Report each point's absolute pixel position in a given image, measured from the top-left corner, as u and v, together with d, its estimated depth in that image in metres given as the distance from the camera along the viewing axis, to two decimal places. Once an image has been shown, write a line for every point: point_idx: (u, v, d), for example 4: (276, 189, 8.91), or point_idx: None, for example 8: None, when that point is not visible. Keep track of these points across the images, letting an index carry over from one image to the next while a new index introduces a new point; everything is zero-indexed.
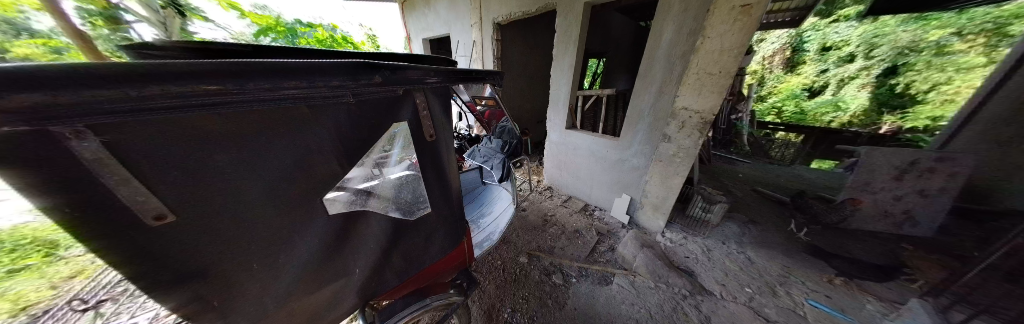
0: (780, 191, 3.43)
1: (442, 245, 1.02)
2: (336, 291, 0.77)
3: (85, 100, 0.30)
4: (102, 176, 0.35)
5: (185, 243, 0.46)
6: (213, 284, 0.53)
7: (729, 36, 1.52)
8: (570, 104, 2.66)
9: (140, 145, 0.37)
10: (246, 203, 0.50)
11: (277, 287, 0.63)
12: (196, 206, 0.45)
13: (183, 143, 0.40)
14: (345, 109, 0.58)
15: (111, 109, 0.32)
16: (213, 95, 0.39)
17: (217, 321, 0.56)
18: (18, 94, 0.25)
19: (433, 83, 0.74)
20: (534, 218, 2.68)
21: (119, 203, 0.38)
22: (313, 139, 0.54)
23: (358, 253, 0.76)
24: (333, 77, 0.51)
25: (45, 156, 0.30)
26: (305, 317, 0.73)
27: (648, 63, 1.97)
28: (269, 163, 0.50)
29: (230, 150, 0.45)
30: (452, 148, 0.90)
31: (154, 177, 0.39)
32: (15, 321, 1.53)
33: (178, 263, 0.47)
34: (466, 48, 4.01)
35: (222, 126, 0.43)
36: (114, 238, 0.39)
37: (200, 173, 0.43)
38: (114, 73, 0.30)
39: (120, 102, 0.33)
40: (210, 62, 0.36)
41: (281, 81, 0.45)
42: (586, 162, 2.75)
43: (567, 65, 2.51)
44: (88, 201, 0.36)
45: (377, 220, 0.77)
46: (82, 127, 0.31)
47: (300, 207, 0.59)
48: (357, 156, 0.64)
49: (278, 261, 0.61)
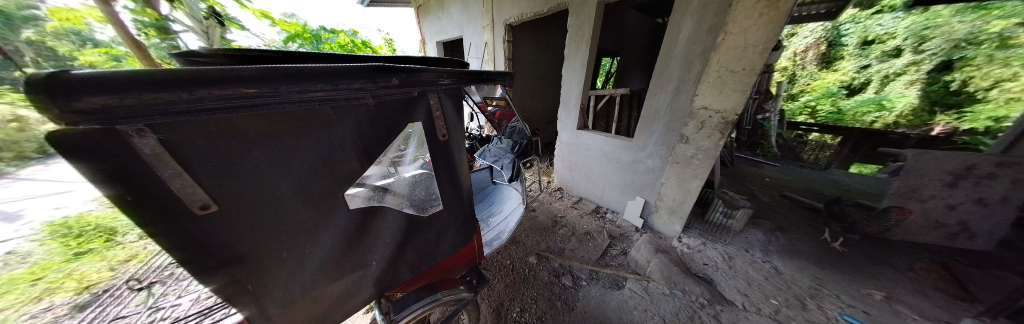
0: (811, 197, 3.17)
1: (453, 241, 1.05)
2: (354, 281, 0.80)
3: (144, 102, 0.34)
4: (158, 169, 0.39)
5: (222, 232, 0.50)
6: (249, 271, 0.58)
7: (754, 32, 1.43)
8: (582, 104, 2.62)
9: (188, 141, 0.41)
10: (276, 196, 0.54)
11: (303, 274, 0.67)
12: (232, 198, 0.49)
13: (226, 139, 0.44)
14: (365, 109, 0.61)
15: (164, 110, 0.36)
16: (253, 96, 0.42)
17: (251, 302, 0.61)
18: (84, 96, 0.29)
19: (446, 85, 0.75)
20: (544, 219, 2.66)
21: (172, 194, 0.42)
22: (336, 136, 0.58)
23: (375, 246, 0.80)
24: (354, 79, 0.54)
25: (110, 149, 0.34)
26: (326, 304, 0.77)
27: (664, 62, 1.90)
28: (297, 159, 0.54)
29: (261, 147, 0.48)
30: (464, 149, 0.92)
31: (198, 169, 0.43)
32: (82, 298, 1.74)
33: (216, 250, 0.51)
34: (478, 49, 4.07)
35: (257, 125, 0.47)
36: (166, 225, 0.43)
37: (238, 168, 0.47)
38: (171, 78, 0.34)
39: (172, 105, 0.36)
40: (247, 67, 0.39)
41: (309, 85, 0.48)
42: (598, 163, 2.68)
43: (579, 65, 2.47)
44: (146, 191, 0.40)
45: (394, 216, 0.81)
46: (142, 125, 0.35)
47: (325, 201, 0.63)
48: (375, 154, 0.67)
49: (304, 253, 0.65)
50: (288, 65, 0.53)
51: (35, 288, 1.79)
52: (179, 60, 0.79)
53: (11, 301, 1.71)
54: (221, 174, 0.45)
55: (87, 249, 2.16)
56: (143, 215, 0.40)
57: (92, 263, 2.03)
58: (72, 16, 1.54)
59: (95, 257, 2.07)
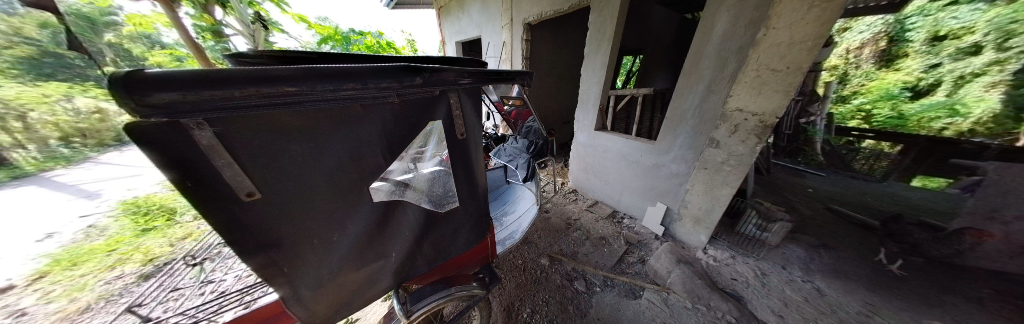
0: (862, 212, 2.81)
1: (468, 238, 1.07)
2: (375, 271, 0.85)
3: (202, 99, 0.37)
4: (213, 159, 0.43)
5: (263, 217, 0.55)
6: (285, 255, 0.63)
7: (801, 26, 1.28)
8: (601, 104, 2.54)
9: (237, 134, 0.45)
10: (310, 186, 0.59)
11: (331, 260, 0.72)
12: (272, 187, 0.53)
13: (270, 133, 0.48)
14: (390, 107, 0.64)
15: (219, 106, 0.40)
16: (294, 94, 0.46)
17: (286, 283, 0.66)
18: (155, 93, 0.33)
19: (466, 84, 0.76)
20: (557, 221, 2.63)
21: (224, 182, 0.47)
22: (363, 132, 0.61)
23: (395, 238, 0.84)
24: (381, 79, 0.56)
25: (175, 140, 0.39)
26: (350, 290, 0.82)
27: (694, 60, 1.78)
28: (329, 154, 0.58)
29: (298, 141, 0.52)
30: (481, 147, 0.93)
31: (246, 160, 0.47)
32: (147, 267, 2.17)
33: (259, 234, 0.56)
34: (496, 49, 4.10)
35: (296, 121, 0.51)
36: (218, 209, 0.48)
37: (279, 160, 0.51)
38: (226, 78, 0.38)
39: (225, 101, 0.40)
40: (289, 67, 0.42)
41: (341, 84, 0.51)
42: (616, 166, 2.59)
43: (600, 64, 2.40)
44: (203, 179, 0.44)
45: (413, 210, 0.84)
46: (200, 119, 0.40)
47: (352, 193, 0.67)
48: (398, 151, 0.70)
49: (333, 241, 0.70)
50: (327, 66, 0.57)
51: (110, 257, 2.29)
52: (232, 60, 0.88)
53: (94, 266, 2.21)
54: (264, 165, 0.50)
55: (153, 227, 2.73)
56: (201, 200, 0.45)
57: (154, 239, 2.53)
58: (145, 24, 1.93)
59: (158, 234, 2.61)
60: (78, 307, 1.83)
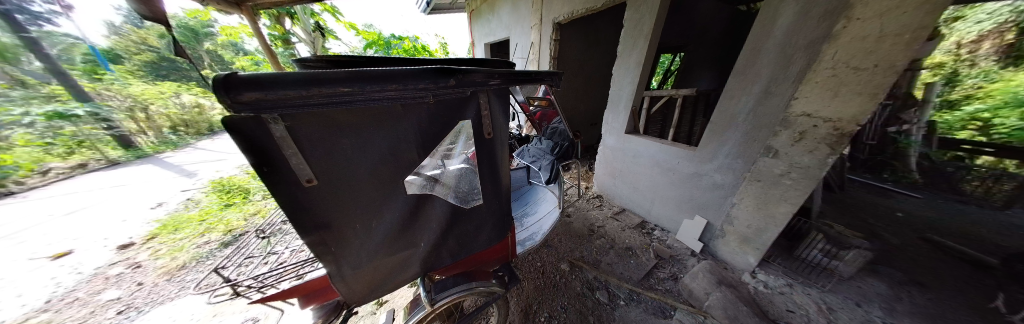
0: (980, 246, 2.20)
1: (490, 235, 1.09)
2: (405, 258, 0.91)
3: (279, 98, 0.44)
4: (284, 149, 0.50)
5: (319, 201, 0.63)
6: (332, 236, 0.71)
7: (897, 12, 1.02)
8: (633, 106, 2.39)
9: (303, 128, 0.52)
10: (356, 176, 0.65)
11: (370, 245, 0.80)
12: (327, 175, 0.60)
13: (327, 127, 0.55)
14: (426, 107, 0.68)
15: (291, 105, 0.46)
16: (347, 94, 0.51)
17: (332, 261, 0.75)
18: (244, 92, 0.39)
19: (495, 85, 0.77)
20: (579, 226, 2.54)
21: (290, 169, 0.54)
22: (402, 129, 0.66)
23: (424, 229, 0.89)
24: (420, 81, 0.59)
25: (258, 130, 0.46)
26: (383, 274, 0.89)
27: (750, 57, 1.57)
28: (373, 148, 0.64)
29: (349, 136, 0.59)
30: (507, 147, 0.94)
31: (308, 151, 0.54)
32: (227, 236, 2.68)
33: (315, 215, 0.64)
34: (524, 50, 4.13)
35: (349, 118, 0.57)
36: (285, 192, 0.56)
37: (334, 151, 0.58)
38: (296, 79, 0.43)
39: (294, 100, 0.46)
40: (344, 70, 0.47)
41: (387, 85, 0.55)
42: (648, 172, 2.42)
43: (634, 63, 2.26)
44: (276, 165, 0.52)
45: (441, 204, 0.88)
46: (276, 115, 0.46)
47: (391, 184, 0.73)
48: (432, 147, 0.74)
49: (370, 228, 0.76)
50: (376, 69, 0.63)
51: (202, 226, 2.85)
52: (298, 64, 1.01)
53: (189, 232, 2.78)
54: (322, 156, 0.57)
55: (232, 203, 3.32)
56: (273, 183, 0.53)
57: (233, 213, 3.08)
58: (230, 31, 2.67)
59: (235, 209, 3.17)
60: (176, 265, 2.33)
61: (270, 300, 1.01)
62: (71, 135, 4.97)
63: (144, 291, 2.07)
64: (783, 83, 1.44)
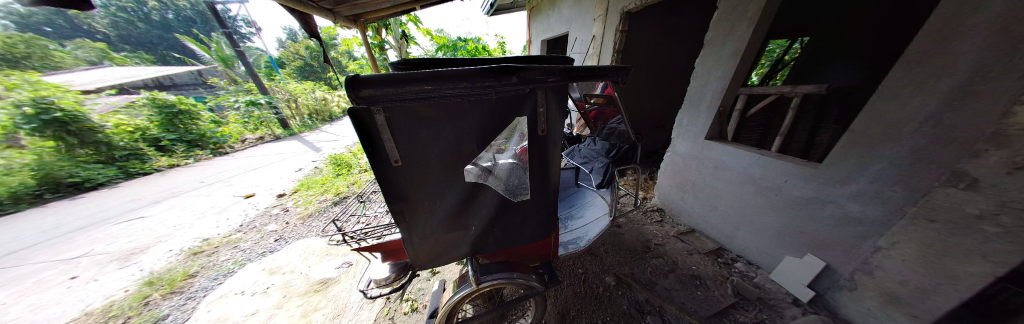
0: None
1: (534, 231, 1.11)
2: (458, 238, 1.02)
3: (382, 93, 0.55)
4: (382, 133, 0.64)
5: (400, 178, 0.76)
6: (406, 209, 0.85)
7: None
8: (720, 106, 1.94)
9: (395, 117, 0.64)
10: (427, 161, 0.76)
11: (431, 221, 0.93)
12: (408, 158, 0.73)
13: (411, 118, 0.66)
14: (488, 103, 0.72)
15: (389, 99, 0.58)
16: (427, 91, 0.61)
17: (404, 229, 0.91)
18: (362, 88, 0.52)
19: (553, 82, 0.75)
20: (631, 240, 2.28)
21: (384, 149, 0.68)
22: (467, 122, 0.73)
23: (475, 215, 0.98)
24: (485, 79, 0.64)
25: (367, 116, 0.60)
26: (440, 248, 1.03)
27: (926, 40, 1.03)
28: (442, 138, 0.73)
29: (425, 126, 0.69)
30: (560, 145, 0.92)
31: (397, 136, 0.67)
32: (335, 197, 3.61)
33: (396, 189, 0.79)
34: (583, 44, 3.93)
35: (427, 111, 0.67)
36: (378, 167, 0.71)
37: (414, 138, 0.70)
38: (392, 79, 0.54)
39: (390, 95, 0.57)
40: (425, 69, 0.55)
41: (457, 82, 0.62)
42: (735, 190, 1.95)
43: (727, 53, 1.83)
44: (376, 146, 0.67)
45: (492, 194, 0.94)
46: (378, 107, 0.59)
47: (453, 171, 0.82)
48: (489, 141, 0.80)
49: (434, 207, 0.89)
50: (450, 69, 0.71)
51: (323, 187, 3.93)
52: (391, 67, 1.24)
53: (315, 191, 3.86)
54: (406, 140, 0.69)
55: (340, 173, 4.42)
56: (372, 160, 0.68)
57: (340, 181, 4.10)
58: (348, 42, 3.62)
59: (342, 178, 4.21)
60: (307, 213, 3.28)
61: (363, 251, 1.31)
62: (257, 117, 7.71)
63: (289, 229, 2.99)
64: (992, 77, 0.85)
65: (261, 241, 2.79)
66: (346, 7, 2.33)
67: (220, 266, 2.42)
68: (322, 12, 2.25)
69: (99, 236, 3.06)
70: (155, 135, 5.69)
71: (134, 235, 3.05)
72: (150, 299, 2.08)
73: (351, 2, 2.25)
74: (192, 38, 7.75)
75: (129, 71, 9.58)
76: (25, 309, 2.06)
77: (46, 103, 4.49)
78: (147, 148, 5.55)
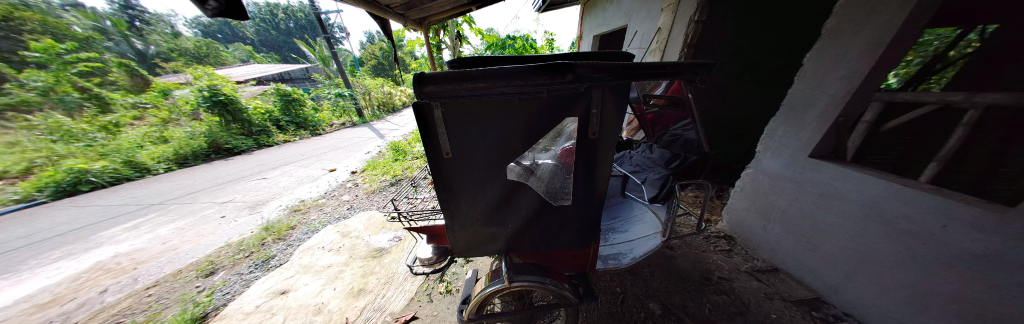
0: None
1: (571, 238, 1.07)
2: (494, 233, 1.05)
3: (441, 89, 0.60)
4: (438, 126, 0.70)
5: (448, 170, 0.82)
6: (452, 199, 0.91)
7: None
8: (836, 115, 1.48)
9: (450, 111, 0.68)
10: (474, 155, 0.79)
11: (472, 213, 0.97)
12: (457, 152, 0.77)
13: (464, 112, 0.69)
14: (538, 102, 0.70)
15: (446, 94, 0.62)
16: (480, 89, 0.62)
17: (448, 217, 0.98)
18: (425, 84, 0.56)
19: (612, 80, 0.68)
20: (685, 267, 1.99)
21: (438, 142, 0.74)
22: (515, 121, 0.73)
23: (513, 213, 0.98)
24: (538, 77, 0.62)
25: (426, 110, 0.66)
26: (476, 240, 1.08)
27: None
28: (490, 135, 0.75)
29: (476, 122, 0.72)
30: (612, 152, 0.83)
31: (450, 130, 0.72)
32: (393, 179, 4.18)
33: (445, 179, 0.85)
34: (645, 39, 3.53)
35: (478, 108, 0.69)
36: (431, 158, 0.77)
37: (465, 133, 0.74)
38: (449, 76, 0.57)
39: (448, 91, 0.61)
40: (480, 66, 0.57)
41: (510, 81, 0.62)
42: (845, 227, 1.47)
43: (853, 46, 1.40)
44: (431, 138, 0.73)
45: (531, 195, 0.94)
46: (438, 102, 0.65)
47: (497, 169, 0.84)
48: (535, 140, 0.78)
49: (475, 201, 0.92)
50: (501, 66, 0.71)
51: (385, 169, 4.59)
52: (446, 66, 1.35)
53: (378, 171, 4.54)
54: (457, 135, 0.73)
55: (398, 159, 5.09)
56: (428, 151, 0.75)
57: (398, 165, 4.71)
58: (413, 43, 4.10)
59: (399, 163, 4.84)
60: (372, 189, 3.91)
61: (415, 231, 1.46)
62: (342, 106, 9.44)
63: (357, 201, 3.58)
64: None
65: (337, 208, 3.42)
66: (416, 11, 2.63)
67: (311, 223, 3.09)
68: (398, 18, 2.61)
69: (240, 189, 4.26)
70: (277, 117, 7.54)
71: (259, 190, 4.15)
72: (265, 240, 2.79)
73: (420, 7, 2.54)
74: (304, 42, 9.93)
75: (267, 68, 12.95)
76: (196, 233, 3.00)
77: (216, 89, 6.50)
78: (272, 126, 7.42)
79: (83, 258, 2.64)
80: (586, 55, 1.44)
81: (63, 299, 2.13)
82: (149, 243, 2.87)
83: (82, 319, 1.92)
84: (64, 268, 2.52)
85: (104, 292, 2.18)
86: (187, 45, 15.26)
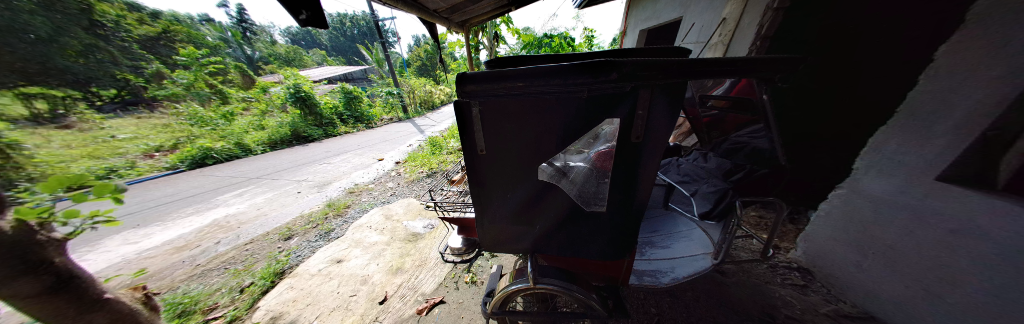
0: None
1: (603, 247, 1.01)
2: (522, 232, 1.05)
3: (480, 88, 0.62)
4: (475, 124, 0.73)
5: (481, 166, 0.85)
6: (484, 195, 0.94)
7: None
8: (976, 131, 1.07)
9: (488, 110, 0.71)
10: (507, 153, 0.80)
11: (501, 210, 0.99)
12: (491, 149, 0.79)
13: (501, 112, 0.71)
14: (578, 102, 0.67)
15: (485, 92, 0.64)
16: (519, 88, 0.63)
17: (479, 211, 1.02)
18: (466, 84, 0.60)
19: (663, 79, 0.61)
20: (741, 298, 1.73)
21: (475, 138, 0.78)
22: (551, 120, 0.71)
23: (542, 214, 0.97)
24: (580, 76, 0.58)
25: (465, 108, 0.70)
26: (503, 237, 1.09)
27: None
28: (526, 134, 0.75)
29: (511, 121, 0.72)
30: (658, 158, 0.75)
31: (486, 127, 0.74)
32: (429, 171, 4.52)
33: (478, 175, 0.88)
34: (707, 31, 3.10)
35: (515, 107, 0.69)
36: (468, 153, 0.81)
37: (500, 131, 0.75)
38: (489, 76, 0.59)
39: (487, 89, 0.63)
40: (518, 64, 0.57)
41: (549, 80, 0.60)
42: (989, 278, 1.08)
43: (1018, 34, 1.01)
44: (468, 135, 0.76)
45: (563, 198, 0.92)
46: (477, 100, 0.68)
47: (530, 169, 0.83)
48: (570, 142, 0.76)
49: (504, 198, 0.94)
50: (541, 65, 0.70)
51: (423, 161, 5.00)
52: (483, 66, 1.39)
53: (418, 163, 4.96)
54: (492, 132, 0.75)
55: (435, 152, 5.49)
56: (465, 146, 0.79)
57: (435, 158, 5.08)
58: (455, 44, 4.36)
59: (436, 156, 5.21)
60: (411, 178, 4.30)
61: (448, 220, 1.55)
62: (392, 103, 10.56)
63: (398, 189, 3.98)
64: None
65: (382, 193, 3.86)
66: (460, 14, 2.79)
67: (362, 205, 3.55)
68: (444, 22, 2.80)
69: (312, 170, 5.12)
70: (341, 111, 8.82)
71: (325, 173, 4.93)
72: (328, 215, 3.31)
73: (464, 10, 2.68)
74: (365, 46, 11.39)
75: (336, 70, 15.22)
76: (279, 204, 3.73)
77: (299, 87, 7.91)
78: (337, 119, 8.70)
79: (206, 215, 3.50)
80: (635, 51, 1.33)
81: (192, 245, 2.84)
82: (248, 208, 3.66)
83: (206, 260, 2.56)
84: (195, 222, 3.36)
85: (218, 243, 2.85)
86: (280, 51, 18.80)
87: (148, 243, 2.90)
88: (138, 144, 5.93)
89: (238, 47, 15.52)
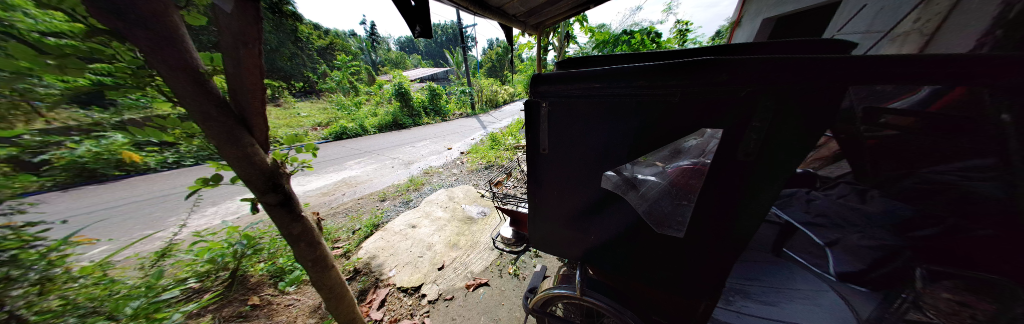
0: None
1: (671, 277, 0.87)
2: (574, 238, 1.01)
3: (552, 88, 0.64)
4: (542, 123, 0.75)
5: (541, 164, 0.86)
6: (540, 193, 0.96)
7: None
8: None
9: (557, 110, 0.71)
10: (569, 155, 0.79)
11: (556, 212, 0.98)
12: (553, 149, 0.80)
13: (569, 112, 0.70)
14: (664, 107, 0.58)
15: (557, 93, 0.65)
16: (592, 89, 0.60)
17: (533, 208, 1.04)
18: (539, 86, 0.63)
19: (801, 84, 0.46)
20: None
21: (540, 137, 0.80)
22: (627, 125, 0.65)
23: (600, 224, 0.90)
24: (671, 77, 0.51)
25: (535, 107, 0.73)
26: (553, 239, 1.08)
27: None
28: (593, 138, 0.71)
29: (579, 122, 0.71)
30: (774, 186, 0.57)
31: (552, 127, 0.75)
32: (488, 163, 4.90)
33: (537, 173, 0.90)
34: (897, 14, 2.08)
35: (586, 108, 0.67)
36: (531, 150, 0.85)
37: (566, 132, 0.75)
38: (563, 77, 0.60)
39: (559, 90, 0.64)
40: (596, 65, 0.55)
41: (630, 81, 0.55)
42: None
43: None
44: (534, 133, 0.79)
45: (626, 212, 0.83)
46: (547, 101, 0.70)
47: (593, 174, 0.79)
48: (646, 152, 0.67)
49: (559, 200, 0.93)
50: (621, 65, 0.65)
51: (484, 154, 5.46)
52: (554, 67, 1.39)
53: (479, 155, 5.47)
54: (557, 132, 0.75)
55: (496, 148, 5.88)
56: (529, 143, 0.83)
57: (495, 152, 5.46)
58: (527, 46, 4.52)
59: (496, 151, 5.57)
60: (472, 168, 4.77)
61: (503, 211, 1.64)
62: (465, 100, 11.91)
63: (461, 175, 4.50)
64: None
65: (448, 177, 4.46)
66: (536, 17, 2.86)
67: (433, 184, 4.20)
68: (520, 25, 2.94)
69: (403, 151, 6.40)
70: (427, 105, 10.60)
71: (411, 154, 6.06)
72: (408, 188, 4.09)
73: (541, 13, 2.73)
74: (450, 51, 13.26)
75: (427, 71, 18.34)
76: (380, 173, 4.86)
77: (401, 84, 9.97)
78: (423, 111, 10.51)
79: (339, 174, 4.92)
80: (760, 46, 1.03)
81: (330, 192, 4.08)
82: (362, 173, 4.93)
83: (336, 205, 3.64)
84: (332, 177, 4.78)
85: (342, 195, 3.97)
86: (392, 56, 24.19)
87: (310, 186, 4.34)
88: (311, 121, 8.87)
89: (369, 53, 20.85)
